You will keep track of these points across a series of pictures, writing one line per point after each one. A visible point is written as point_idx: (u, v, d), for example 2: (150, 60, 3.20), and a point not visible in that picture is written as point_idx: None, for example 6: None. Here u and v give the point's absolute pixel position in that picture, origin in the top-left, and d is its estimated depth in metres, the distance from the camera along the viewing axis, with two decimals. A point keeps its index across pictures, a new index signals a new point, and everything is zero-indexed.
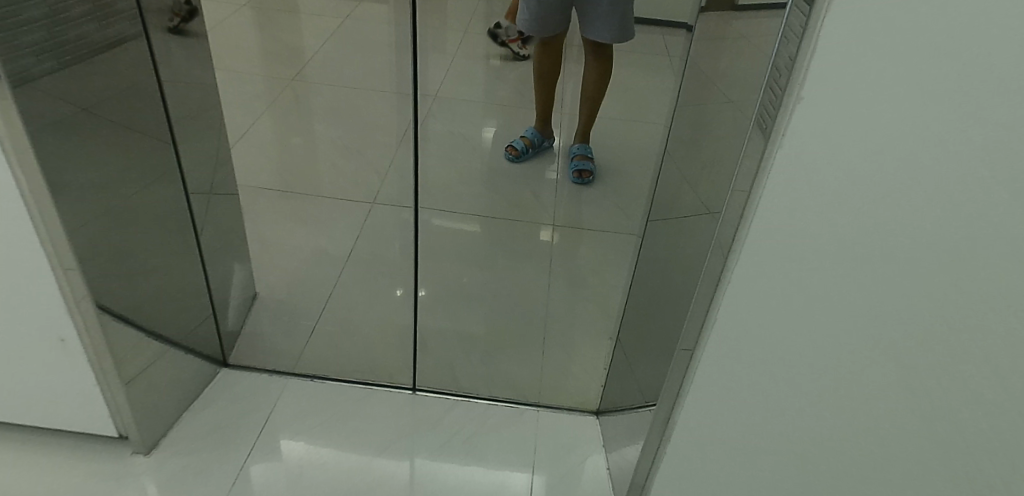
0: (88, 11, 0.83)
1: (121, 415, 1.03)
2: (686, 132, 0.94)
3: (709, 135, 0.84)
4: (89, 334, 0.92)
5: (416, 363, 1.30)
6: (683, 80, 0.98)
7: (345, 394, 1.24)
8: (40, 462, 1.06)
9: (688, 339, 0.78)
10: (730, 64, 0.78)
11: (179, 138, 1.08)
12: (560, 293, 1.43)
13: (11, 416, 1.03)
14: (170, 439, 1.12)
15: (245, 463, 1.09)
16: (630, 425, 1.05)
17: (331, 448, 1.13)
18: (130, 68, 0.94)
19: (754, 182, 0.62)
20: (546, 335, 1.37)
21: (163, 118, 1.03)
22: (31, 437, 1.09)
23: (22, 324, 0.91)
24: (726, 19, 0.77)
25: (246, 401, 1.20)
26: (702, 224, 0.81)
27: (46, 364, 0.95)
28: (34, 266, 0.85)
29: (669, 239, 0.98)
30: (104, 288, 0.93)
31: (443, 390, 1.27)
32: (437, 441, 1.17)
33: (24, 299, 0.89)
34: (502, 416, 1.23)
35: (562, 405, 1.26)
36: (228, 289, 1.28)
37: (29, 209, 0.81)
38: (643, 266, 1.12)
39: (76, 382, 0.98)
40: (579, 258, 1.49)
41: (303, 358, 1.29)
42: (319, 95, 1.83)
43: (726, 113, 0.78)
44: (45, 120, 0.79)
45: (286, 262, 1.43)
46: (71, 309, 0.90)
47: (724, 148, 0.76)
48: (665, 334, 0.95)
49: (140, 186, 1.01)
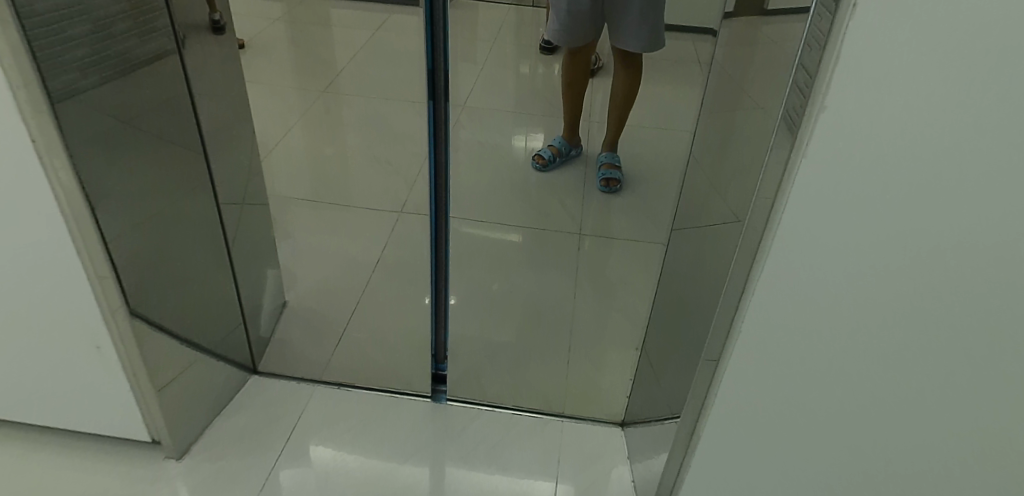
0: (130, 27, 0.86)
1: (154, 420, 1.05)
2: (716, 139, 0.93)
3: (739, 143, 0.83)
4: (123, 340, 0.95)
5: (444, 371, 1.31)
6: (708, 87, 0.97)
7: (372, 401, 1.25)
8: (80, 463, 1.09)
9: (715, 350, 0.79)
10: (759, 69, 0.76)
11: (212, 152, 1.10)
12: (587, 303, 1.42)
13: (51, 421, 1.07)
14: (201, 444, 1.14)
15: (274, 468, 1.11)
16: (656, 435, 1.04)
17: (358, 454, 1.14)
18: (168, 82, 0.97)
19: (781, 191, 0.62)
20: (572, 344, 1.36)
21: (197, 132, 1.06)
22: (70, 441, 1.12)
23: (62, 332, 0.94)
24: (756, 24, 0.76)
25: (276, 407, 1.23)
26: (731, 231, 0.80)
27: (85, 369, 0.98)
28: (74, 275, 0.89)
29: (700, 250, 0.96)
30: (139, 294, 0.96)
31: (471, 400, 1.27)
32: (462, 450, 1.17)
33: (64, 308, 0.92)
34: (526, 425, 1.23)
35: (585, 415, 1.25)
36: (259, 296, 1.30)
37: (66, 221, 0.84)
38: (669, 277, 1.11)
39: (112, 388, 1.00)
40: (607, 268, 1.48)
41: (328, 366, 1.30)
42: (350, 105, 1.85)
43: (755, 118, 0.77)
44: (82, 135, 0.82)
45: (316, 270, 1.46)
46: (106, 316, 0.92)
47: (752, 156, 0.75)
48: (692, 343, 0.94)
49: (175, 198, 1.04)
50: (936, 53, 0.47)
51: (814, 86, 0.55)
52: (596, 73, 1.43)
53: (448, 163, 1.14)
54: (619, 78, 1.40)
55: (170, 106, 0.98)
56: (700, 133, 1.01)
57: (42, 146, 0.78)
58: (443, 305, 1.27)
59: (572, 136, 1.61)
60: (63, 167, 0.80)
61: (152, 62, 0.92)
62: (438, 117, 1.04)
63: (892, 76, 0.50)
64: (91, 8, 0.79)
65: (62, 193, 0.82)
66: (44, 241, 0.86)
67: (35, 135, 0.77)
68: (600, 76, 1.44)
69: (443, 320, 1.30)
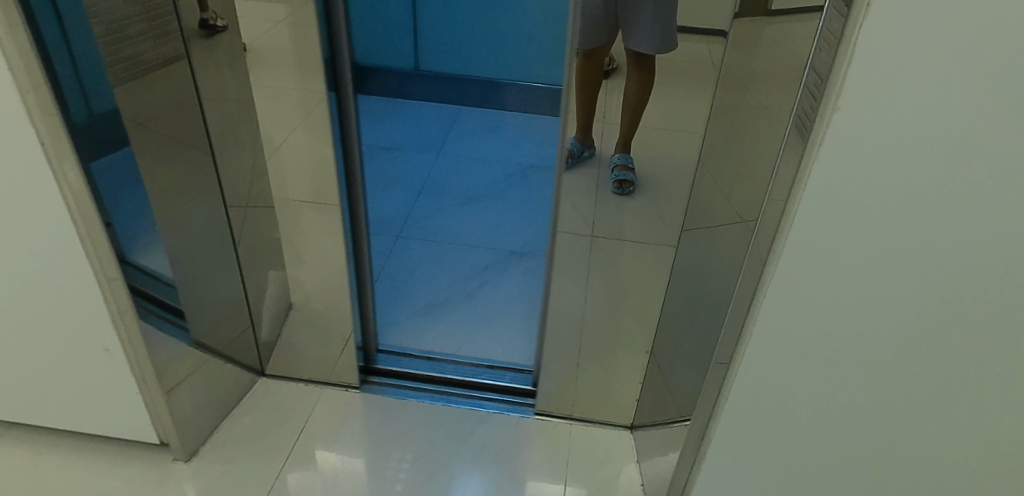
0: (142, 31, 0.87)
1: (162, 422, 1.05)
2: (722, 139, 0.90)
3: (748, 142, 0.82)
4: (130, 342, 0.95)
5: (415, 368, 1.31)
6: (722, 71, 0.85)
7: (378, 404, 1.25)
8: (87, 465, 1.09)
9: (723, 352, 0.78)
10: (765, 69, 0.76)
11: (219, 155, 1.06)
12: (595, 309, 1.14)
13: (58, 422, 1.07)
14: (208, 446, 1.14)
15: (282, 471, 1.11)
16: (665, 439, 1.05)
17: (365, 457, 1.14)
18: (182, 89, 0.96)
19: (790, 194, 0.62)
20: (581, 348, 1.19)
21: (203, 135, 1.02)
22: (76, 442, 1.12)
23: (71, 333, 0.95)
24: (762, 25, 0.77)
25: (284, 409, 1.23)
26: (735, 231, 0.85)
27: (93, 370, 0.98)
28: (83, 278, 0.89)
29: (710, 251, 0.95)
30: (152, 293, 0.97)
31: (459, 399, 1.27)
32: (471, 452, 1.17)
33: (73, 310, 0.92)
34: (533, 430, 1.22)
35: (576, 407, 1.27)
36: (261, 299, 1.23)
37: (76, 225, 0.84)
38: (676, 288, 1.06)
39: (120, 390, 1.01)
40: (616, 269, 1.09)
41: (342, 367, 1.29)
42: None
43: (761, 117, 0.78)
44: (90, 133, 0.83)
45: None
46: (116, 319, 0.93)
47: (761, 156, 0.79)
48: (702, 343, 0.95)
49: (183, 202, 1.03)
50: (939, 44, 0.48)
51: (830, 86, 0.54)
52: (609, 75, 0.89)
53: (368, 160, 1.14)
54: (633, 73, 0.89)
55: (184, 111, 0.98)
56: (694, 137, 0.93)
57: (52, 149, 0.79)
58: (368, 305, 1.27)
59: (585, 140, 0.96)
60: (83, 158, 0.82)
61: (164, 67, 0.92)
62: (346, 117, 1.05)
63: (899, 76, 0.50)
64: (104, 12, 0.81)
65: (72, 197, 0.82)
66: (52, 245, 0.86)
67: (44, 137, 0.78)
68: (615, 76, 0.89)
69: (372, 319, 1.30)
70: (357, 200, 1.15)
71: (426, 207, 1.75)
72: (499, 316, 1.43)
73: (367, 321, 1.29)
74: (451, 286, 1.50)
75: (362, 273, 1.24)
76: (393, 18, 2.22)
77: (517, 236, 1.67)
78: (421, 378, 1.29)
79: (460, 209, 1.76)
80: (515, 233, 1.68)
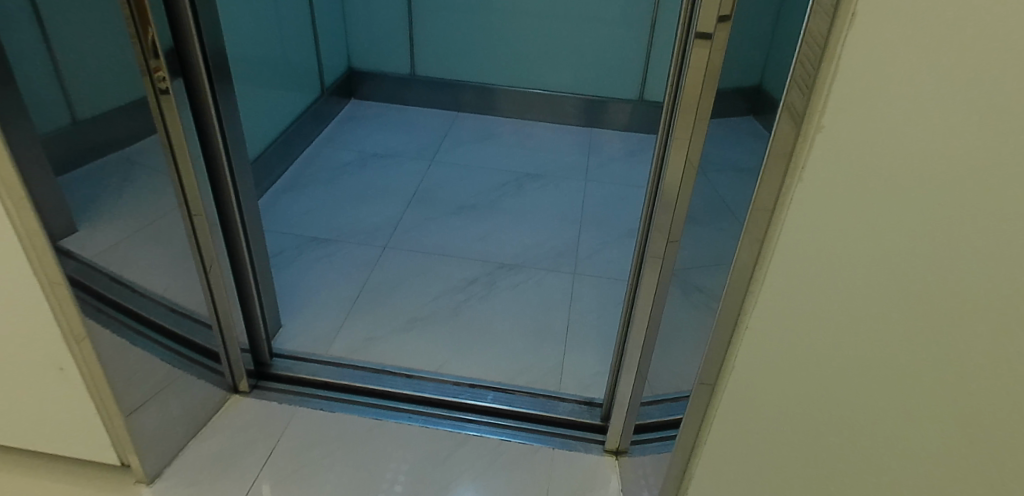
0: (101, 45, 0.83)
1: (121, 444, 1.00)
2: (717, 144, 0.80)
3: (739, 150, 0.75)
4: (85, 362, 0.91)
5: (389, 386, 1.23)
6: (711, 65, 0.76)
7: (352, 425, 1.17)
8: (47, 486, 1.05)
9: (708, 376, 0.72)
10: (753, 72, 0.69)
11: (184, 172, 0.99)
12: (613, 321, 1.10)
13: (14, 441, 1.02)
14: (173, 468, 1.09)
15: (252, 489, 1.06)
16: (653, 469, 0.97)
17: (335, 481, 1.08)
18: (177, 104, 0.94)
19: (773, 216, 0.59)
20: None
21: (166, 151, 0.96)
22: (38, 462, 1.09)
23: (22, 350, 0.90)
24: (751, 25, 0.70)
25: (254, 429, 1.16)
26: (723, 246, 0.78)
27: (47, 389, 0.94)
28: (29, 291, 0.84)
29: (701, 267, 0.87)
30: (123, 302, 0.94)
31: (438, 421, 1.19)
32: (450, 477, 1.09)
33: (20, 326, 0.88)
34: (515, 453, 1.14)
35: (562, 419, 1.19)
36: (231, 315, 1.16)
37: (18, 235, 0.80)
38: (678, 314, 0.96)
39: (76, 409, 0.96)
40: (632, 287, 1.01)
41: (329, 382, 1.24)
42: None
43: (748, 128, 0.71)
44: (56, 144, 0.81)
45: (315, 293, 1.43)
46: (66, 337, 0.88)
47: (743, 167, 0.72)
48: (690, 366, 0.87)
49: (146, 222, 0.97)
50: None
51: (816, 90, 0.52)
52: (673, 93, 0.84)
53: (236, 156, 1.10)
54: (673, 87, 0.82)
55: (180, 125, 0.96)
56: (683, 143, 0.82)
57: None
58: (253, 309, 1.22)
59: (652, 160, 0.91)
60: (31, 165, 0.77)
61: (155, 79, 0.90)
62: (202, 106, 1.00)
63: None
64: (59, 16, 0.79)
65: (12, 207, 0.78)
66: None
67: None
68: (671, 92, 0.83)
69: (262, 326, 1.24)
70: (226, 199, 1.10)
71: (416, 217, 1.70)
72: (484, 330, 1.38)
73: (256, 328, 1.23)
74: (438, 298, 1.45)
75: (243, 275, 1.18)
76: (390, 24, 2.19)
77: (508, 246, 1.62)
78: (400, 398, 1.22)
79: (452, 219, 1.71)
80: (506, 243, 1.63)
